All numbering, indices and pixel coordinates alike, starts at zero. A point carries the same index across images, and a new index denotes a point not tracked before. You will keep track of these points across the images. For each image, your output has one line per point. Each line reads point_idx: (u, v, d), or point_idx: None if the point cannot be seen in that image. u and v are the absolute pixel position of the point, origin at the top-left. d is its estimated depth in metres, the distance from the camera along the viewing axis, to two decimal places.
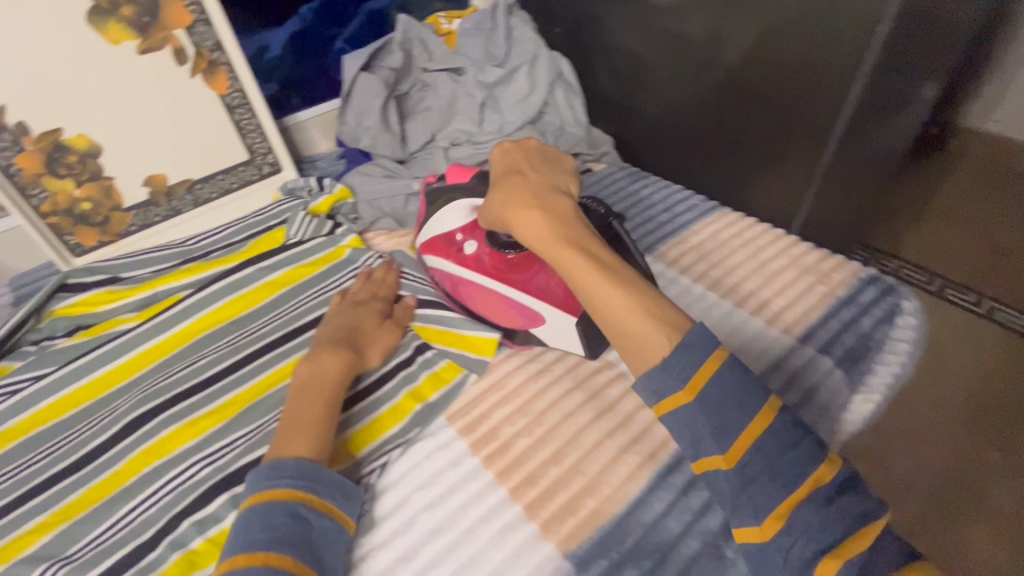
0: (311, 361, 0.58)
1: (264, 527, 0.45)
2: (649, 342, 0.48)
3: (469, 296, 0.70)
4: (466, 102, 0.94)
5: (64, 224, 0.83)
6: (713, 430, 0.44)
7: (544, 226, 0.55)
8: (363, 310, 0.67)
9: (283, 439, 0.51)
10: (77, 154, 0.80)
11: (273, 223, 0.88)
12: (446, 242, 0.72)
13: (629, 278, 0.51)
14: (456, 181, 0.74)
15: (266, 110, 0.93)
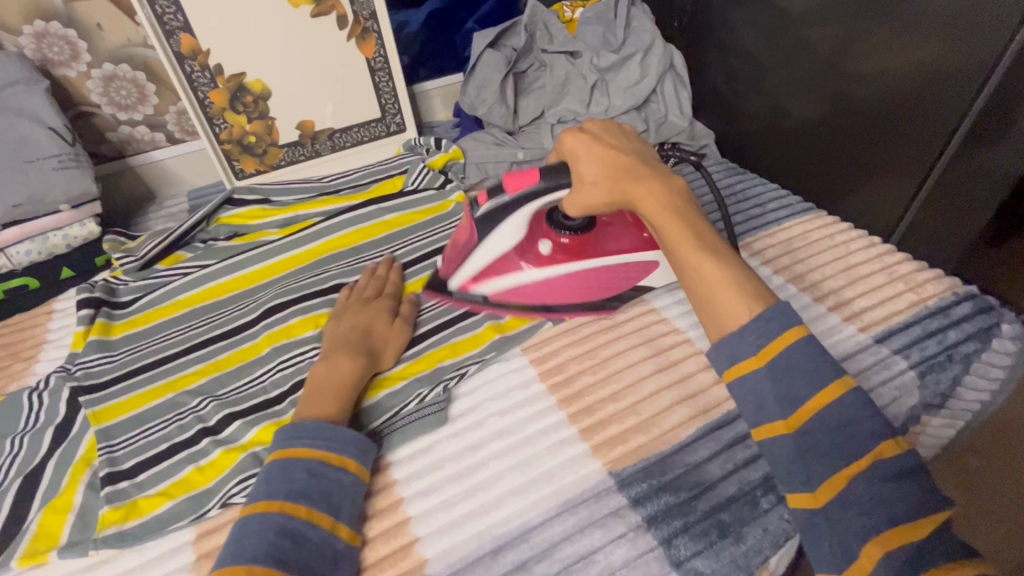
0: (325, 364, 0.61)
1: (283, 479, 0.49)
2: (736, 313, 0.48)
3: (567, 293, 0.73)
4: (578, 84, 1.00)
5: (234, 151, 1.00)
6: (780, 396, 0.44)
7: (654, 200, 0.55)
8: (374, 307, 0.70)
9: (302, 410, 0.56)
10: (253, 95, 0.97)
11: (394, 172, 1.01)
12: (505, 258, 0.73)
13: (732, 256, 0.52)
14: (521, 186, 0.64)
15: (401, 76, 1.06)
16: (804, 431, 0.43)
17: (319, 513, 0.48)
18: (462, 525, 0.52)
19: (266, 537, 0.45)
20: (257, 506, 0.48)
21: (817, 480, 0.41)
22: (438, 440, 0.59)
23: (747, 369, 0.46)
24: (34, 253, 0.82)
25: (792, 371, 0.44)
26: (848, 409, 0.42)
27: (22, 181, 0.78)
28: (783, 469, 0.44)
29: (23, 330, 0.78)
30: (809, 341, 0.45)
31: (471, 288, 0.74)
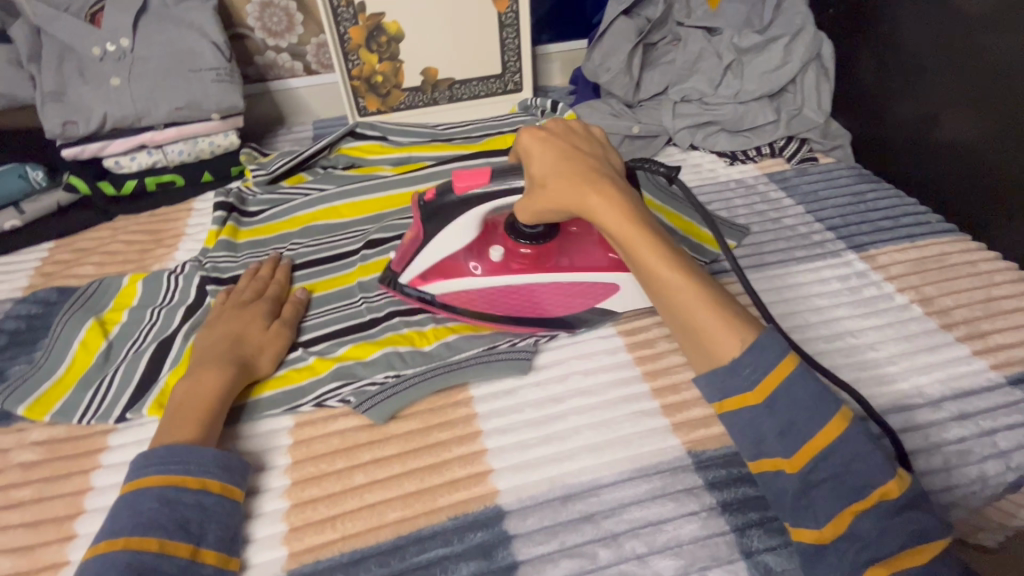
0: (187, 380, 0.56)
1: (130, 513, 0.47)
2: (717, 339, 0.48)
3: (516, 304, 0.65)
4: (710, 63, 0.95)
5: (361, 88, 1.04)
6: (779, 432, 0.46)
7: (614, 211, 0.53)
8: (249, 311, 0.65)
9: (165, 430, 0.52)
10: (388, 36, 1.01)
11: (508, 130, 1.02)
12: (455, 261, 0.65)
13: (698, 275, 0.51)
14: (472, 183, 0.59)
15: (528, 34, 1.07)
16: (807, 470, 0.45)
17: (174, 541, 0.46)
18: (536, 467, 0.54)
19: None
20: (98, 549, 0.45)
21: (824, 517, 0.44)
22: (520, 386, 0.61)
23: (745, 405, 0.47)
24: (185, 154, 0.90)
25: (791, 408, 0.46)
26: (852, 447, 0.44)
27: (184, 88, 0.85)
28: (785, 505, 0.46)
29: (168, 221, 0.88)
30: (802, 373, 0.47)
31: (420, 286, 0.65)
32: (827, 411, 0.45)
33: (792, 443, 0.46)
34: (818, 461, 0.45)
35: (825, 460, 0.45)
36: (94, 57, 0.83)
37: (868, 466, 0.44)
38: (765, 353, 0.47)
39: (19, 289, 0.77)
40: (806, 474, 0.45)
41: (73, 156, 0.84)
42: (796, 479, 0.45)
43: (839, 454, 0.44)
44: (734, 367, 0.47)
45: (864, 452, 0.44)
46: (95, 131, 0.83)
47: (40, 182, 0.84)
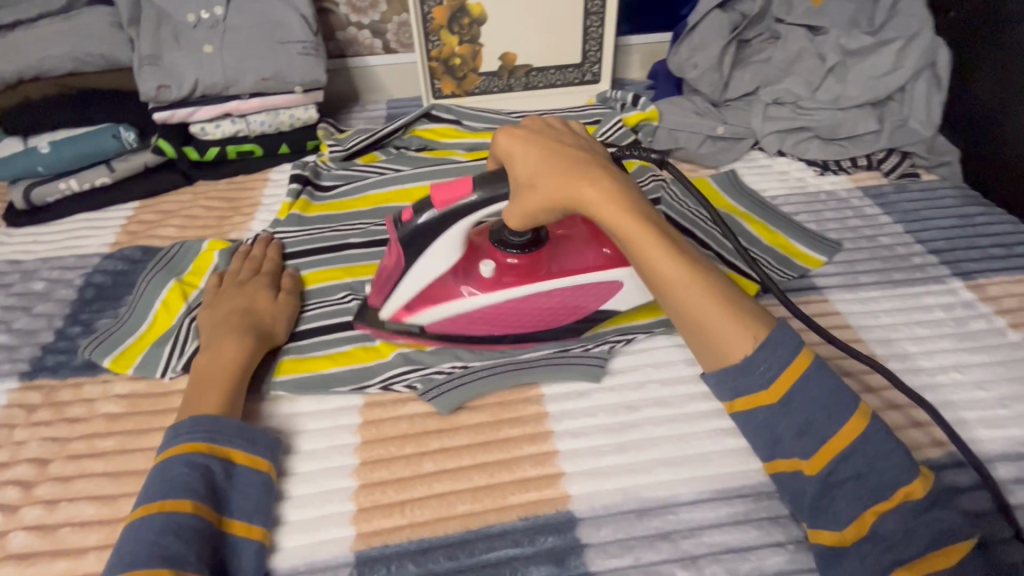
0: (207, 355, 0.58)
1: (159, 480, 0.47)
2: (735, 337, 0.47)
3: (516, 319, 0.61)
4: (810, 65, 0.89)
5: (438, 70, 1.03)
6: (796, 432, 0.46)
7: (618, 210, 0.50)
8: (250, 286, 0.66)
9: (194, 402, 0.53)
10: (470, 18, 0.99)
11: (585, 121, 0.99)
12: (441, 285, 0.60)
13: (705, 268, 0.50)
14: (452, 197, 0.52)
15: (613, 23, 1.03)
16: (828, 470, 0.44)
17: (206, 506, 0.46)
18: (610, 475, 0.52)
19: (148, 540, 0.43)
20: (138, 512, 0.45)
21: (845, 518, 0.44)
22: (592, 390, 0.59)
23: (761, 403, 0.47)
24: (265, 125, 0.90)
25: (807, 406, 0.45)
26: (872, 444, 0.44)
27: (271, 59, 0.86)
28: (805, 506, 0.46)
29: (246, 190, 0.89)
30: (819, 368, 0.46)
31: (405, 318, 0.62)
32: (845, 413, 0.45)
33: (809, 443, 0.45)
34: (837, 460, 0.44)
35: (846, 459, 0.44)
36: (189, 24, 0.85)
37: (890, 465, 0.43)
38: (778, 351, 0.46)
39: (106, 245, 0.80)
40: (826, 474, 0.44)
41: (163, 120, 0.85)
42: (816, 480, 0.45)
43: (860, 453, 0.44)
44: (752, 364, 0.46)
45: (885, 452, 0.44)
46: (185, 97, 0.84)
47: (131, 143, 0.86)
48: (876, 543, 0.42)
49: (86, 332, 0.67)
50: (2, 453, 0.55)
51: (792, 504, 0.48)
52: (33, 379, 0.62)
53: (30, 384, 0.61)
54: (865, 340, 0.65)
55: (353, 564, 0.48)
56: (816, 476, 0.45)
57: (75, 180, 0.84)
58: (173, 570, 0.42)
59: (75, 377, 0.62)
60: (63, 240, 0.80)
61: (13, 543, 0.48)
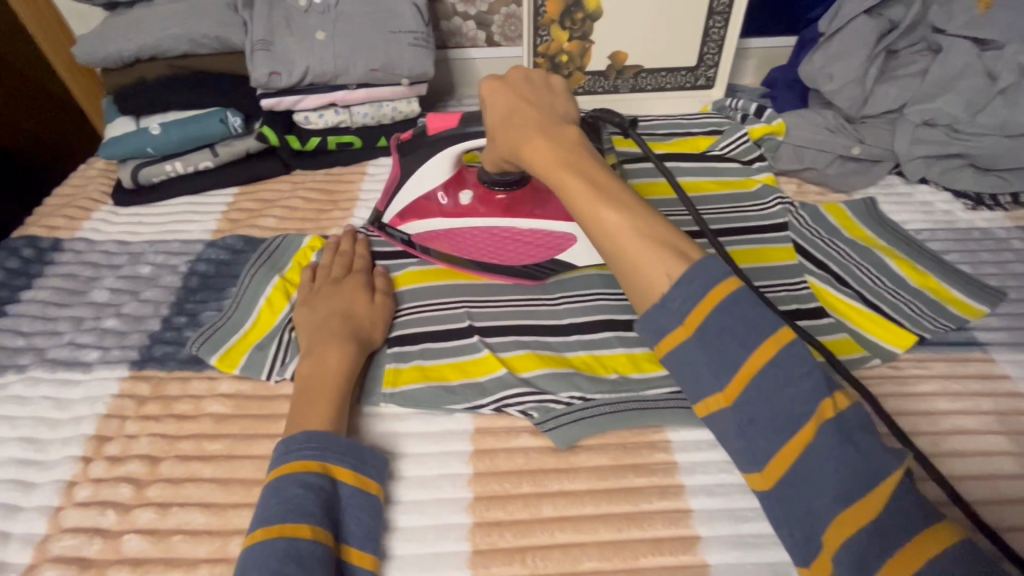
0: (310, 359, 0.55)
1: (278, 500, 0.43)
2: (652, 274, 0.42)
3: (482, 248, 0.68)
4: (974, 83, 0.78)
5: (543, 67, 0.98)
6: (712, 367, 0.39)
7: (548, 150, 0.49)
8: (347, 287, 0.63)
9: (299, 414, 0.50)
10: (584, 13, 0.93)
11: (700, 131, 0.91)
12: (430, 202, 0.69)
13: (632, 202, 0.46)
14: (441, 126, 0.62)
15: (739, 25, 0.94)
16: (744, 401, 0.39)
17: (324, 530, 0.43)
18: (755, 546, 0.46)
19: (270, 568, 0.39)
20: (254, 535, 0.42)
21: (764, 456, 0.39)
22: (727, 442, 0.53)
23: (676, 343, 0.41)
24: (368, 118, 0.88)
25: (723, 340, 0.39)
26: (788, 367, 0.38)
27: (382, 48, 0.82)
28: (730, 445, 0.41)
29: (344, 183, 0.87)
30: (745, 296, 0.40)
31: (398, 226, 0.71)
32: (754, 341, 0.39)
33: (721, 377, 0.39)
34: (752, 389, 0.39)
35: (759, 388, 0.39)
36: (300, 9, 0.83)
37: (806, 389, 0.38)
38: (694, 284, 0.41)
39: (208, 232, 0.79)
40: (743, 408, 0.39)
41: (270, 108, 0.83)
42: (733, 417, 0.39)
43: (771, 378, 0.38)
44: (667, 302, 0.41)
45: (799, 381, 0.38)
46: (294, 85, 0.82)
47: (236, 128, 0.84)
48: (798, 486, 0.37)
49: (193, 324, 0.66)
50: (114, 446, 0.54)
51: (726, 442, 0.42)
52: (142, 369, 0.61)
53: (139, 375, 0.60)
54: None
55: None
56: (734, 414, 0.39)
57: (179, 162, 0.83)
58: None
59: (182, 371, 0.61)
60: (167, 224, 0.80)
61: (127, 547, 0.47)
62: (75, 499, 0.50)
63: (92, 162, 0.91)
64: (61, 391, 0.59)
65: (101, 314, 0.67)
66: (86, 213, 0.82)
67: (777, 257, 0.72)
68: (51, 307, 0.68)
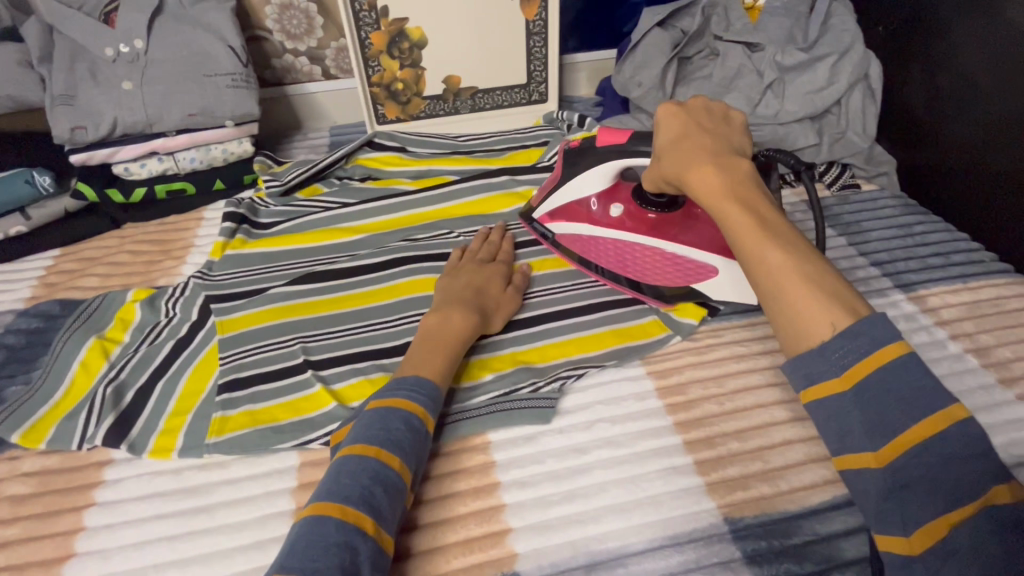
0: (437, 313, 0.60)
1: (382, 427, 0.48)
2: (810, 316, 0.43)
3: (625, 261, 0.70)
4: (750, 81, 0.90)
5: (381, 95, 1.00)
6: (867, 424, 0.40)
7: (717, 179, 0.51)
8: (489, 270, 0.68)
9: (413, 356, 0.56)
10: (410, 42, 0.97)
11: (532, 144, 0.97)
12: (582, 207, 0.71)
13: (798, 242, 0.47)
14: (609, 141, 0.66)
15: (557, 43, 1.02)
16: (899, 466, 0.39)
17: (409, 472, 0.47)
18: (558, 528, 0.50)
19: (362, 481, 0.44)
20: (352, 449, 0.46)
21: (912, 523, 0.38)
22: (538, 435, 0.57)
23: (829, 392, 0.42)
24: (196, 162, 0.86)
25: (883, 399, 0.40)
26: (957, 446, 0.38)
27: (197, 93, 0.81)
28: (871, 506, 0.41)
29: (176, 231, 0.84)
30: (908, 364, 0.40)
31: (547, 224, 0.75)
32: (926, 407, 0.39)
33: (879, 434, 0.40)
34: (909, 455, 0.39)
35: (922, 458, 0.38)
36: (106, 58, 0.80)
37: (973, 471, 0.37)
38: (858, 338, 0.41)
39: (20, 301, 0.74)
40: (895, 472, 0.39)
41: (83, 162, 0.81)
42: (882, 476, 0.40)
43: (935, 450, 0.38)
44: (824, 349, 0.42)
45: (964, 457, 0.37)
46: (105, 137, 0.79)
47: (48, 187, 0.80)
48: (948, 559, 0.36)
49: None
50: None
51: (861, 508, 0.42)
52: None
53: None
54: None
55: None
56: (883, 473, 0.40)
57: None
58: (373, 522, 0.42)
59: None
60: None
61: None
62: None
63: None
64: None
65: None
66: None
67: None
68: None
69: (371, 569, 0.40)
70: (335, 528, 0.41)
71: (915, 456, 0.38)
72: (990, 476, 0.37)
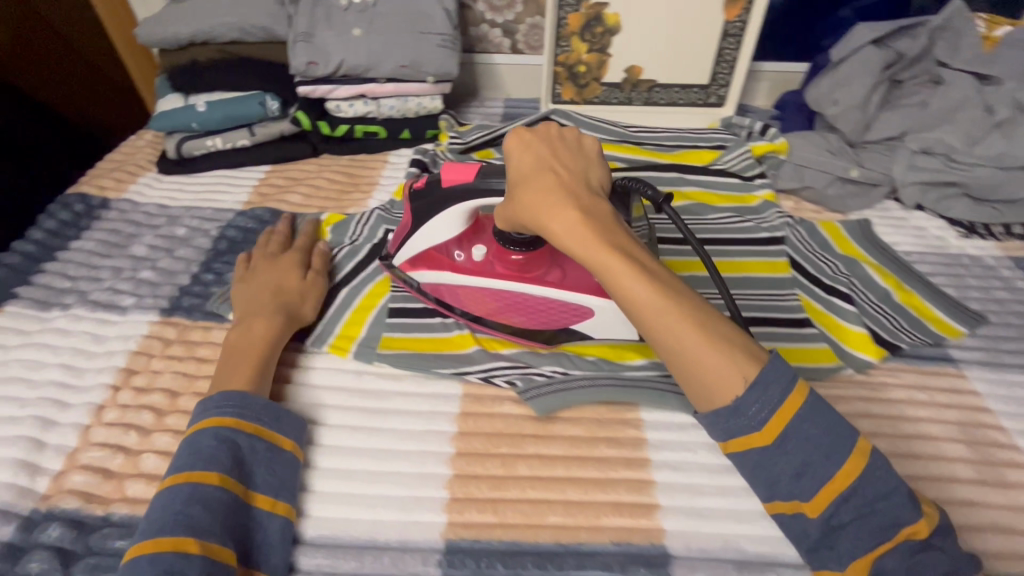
0: (238, 326, 0.59)
1: (191, 450, 0.48)
2: (725, 376, 0.45)
3: (504, 310, 0.62)
4: (972, 116, 0.82)
5: (562, 75, 1.03)
6: (795, 474, 0.44)
7: (586, 227, 0.49)
8: (281, 264, 0.67)
9: (223, 371, 0.55)
10: (604, 27, 0.98)
11: (706, 144, 0.94)
12: (442, 255, 0.63)
13: (674, 287, 0.47)
14: (452, 182, 0.57)
15: (752, 48, 0.99)
16: (829, 513, 0.43)
17: (234, 480, 0.47)
18: (709, 518, 0.50)
19: (174, 509, 0.44)
20: (165, 482, 0.46)
21: (847, 557, 0.43)
22: (691, 428, 0.57)
23: (752, 445, 0.45)
24: (394, 110, 0.94)
25: (804, 447, 0.43)
26: (872, 484, 0.43)
27: (411, 47, 0.88)
28: (806, 544, 0.45)
29: (366, 169, 0.93)
30: (814, 404, 0.44)
31: (408, 272, 0.66)
32: (841, 451, 0.43)
33: (808, 484, 0.44)
34: (834, 499, 0.43)
35: (845, 500, 0.43)
36: (342, 7, 0.89)
37: (893, 506, 0.42)
38: (768, 390, 0.44)
39: (239, 203, 0.86)
40: (829, 517, 0.43)
41: (307, 94, 0.90)
42: (817, 522, 0.44)
43: (858, 492, 0.42)
44: (741, 407, 0.44)
45: (879, 491, 0.43)
46: (329, 75, 0.88)
47: (274, 111, 0.91)
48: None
49: (218, 281, 0.72)
50: (141, 378, 0.60)
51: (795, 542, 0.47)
52: (170, 316, 0.67)
53: (167, 320, 0.67)
54: (1005, 427, 0.59)
55: (442, 551, 0.48)
56: (814, 516, 0.44)
57: (220, 138, 0.91)
58: (198, 540, 0.42)
59: (205, 321, 0.67)
60: (202, 192, 0.88)
61: (145, 463, 0.52)
62: (103, 420, 0.56)
63: (142, 135, 1.00)
64: (96, 327, 0.65)
65: (138, 266, 0.74)
66: (132, 177, 0.90)
67: (774, 270, 0.76)
68: (95, 257, 0.75)
69: None
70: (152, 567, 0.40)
71: (838, 503, 0.43)
72: (906, 512, 0.42)
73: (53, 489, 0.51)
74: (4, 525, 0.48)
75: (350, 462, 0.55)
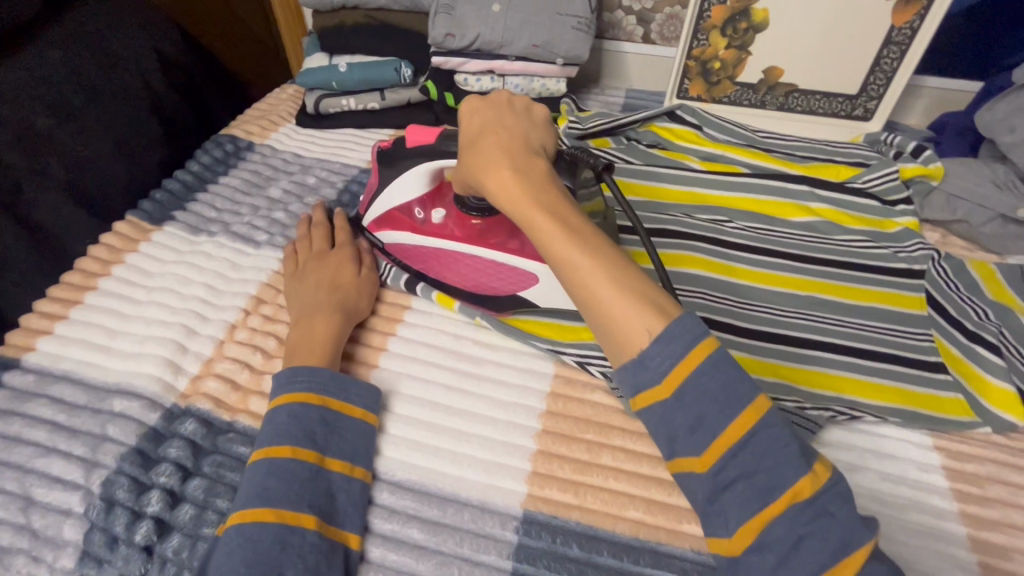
0: (299, 328, 0.58)
1: (268, 431, 0.49)
2: (633, 329, 0.41)
3: (455, 272, 0.65)
4: None
5: (693, 70, 0.99)
6: (689, 427, 0.40)
7: (514, 181, 0.48)
8: (334, 259, 0.64)
9: (296, 356, 0.55)
10: (749, 23, 0.93)
11: (845, 160, 0.87)
12: (405, 215, 0.66)
13: (595, 239, 0.44)
14: (416, 141, 0.61)
15: (916, 59, 0.90)
16: (717, 467, 0.39)
17: (303, 450, 0.48)
18: None
19: (257, 482, 0.46)
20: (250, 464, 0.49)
21: (732, 525, 0.39)
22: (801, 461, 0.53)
23: (653, 400, 0.40)
24: (519, 89, 0.95)
25: (700, 397, 0.39)
26: (764, 438, 0.39)
27: (548, 27, 0.89)
28: (699, 506, 0.41)
29: None
30: (719, 358, 0.40)
31: (373, 232, 0.69)
32: (737, 405, 0.39)
33: (700, 438, 0.39)
34: (726, 458, 0.39)
35: (734, 455, 0.39)
36: None
37: (781, 460, 0.38)
38: (672, 344, 0.40)
39: (364, 161, 0.91)
40: (717, 471, 0.39)
41: (439, 65, 0.93)
42: (707, 480, 0.40)
43: (748, 448, 0.39)
44: (645, 360, 0.40)
45: (767, 450, 0.38)
46: (464, 47, 0.90)
47: (406, 78, 0.95)
48: (762, 554, 0.37)
49: None
50: (267, 307, 0.66)
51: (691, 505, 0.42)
52: None
53: None
54: None
55: (521, 520, 0.50)
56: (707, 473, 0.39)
57: (354, 99, 0.96)
58: (272, 510, 0.44)
59: None
60: (333, 147, 0.93)
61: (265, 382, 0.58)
62: (235, 338, 0.62)
63: (285, 88, 1.08)
64: (234, 257, 0.72)
65: (272, 208, 0.80)
66: (274, 126, 0.97)
67: (906, 304, 0.69)
68: (238, 194, 0.82)
69: (298, 558, 0.43)
70: (242, 540, 0.43)
71: (723, 459, 0.39)
72: (798, 470, 0.38)
73: (191, 390, 0.58)
74: (152, 412, 0.55)
75: (439, 417, 0.57)
